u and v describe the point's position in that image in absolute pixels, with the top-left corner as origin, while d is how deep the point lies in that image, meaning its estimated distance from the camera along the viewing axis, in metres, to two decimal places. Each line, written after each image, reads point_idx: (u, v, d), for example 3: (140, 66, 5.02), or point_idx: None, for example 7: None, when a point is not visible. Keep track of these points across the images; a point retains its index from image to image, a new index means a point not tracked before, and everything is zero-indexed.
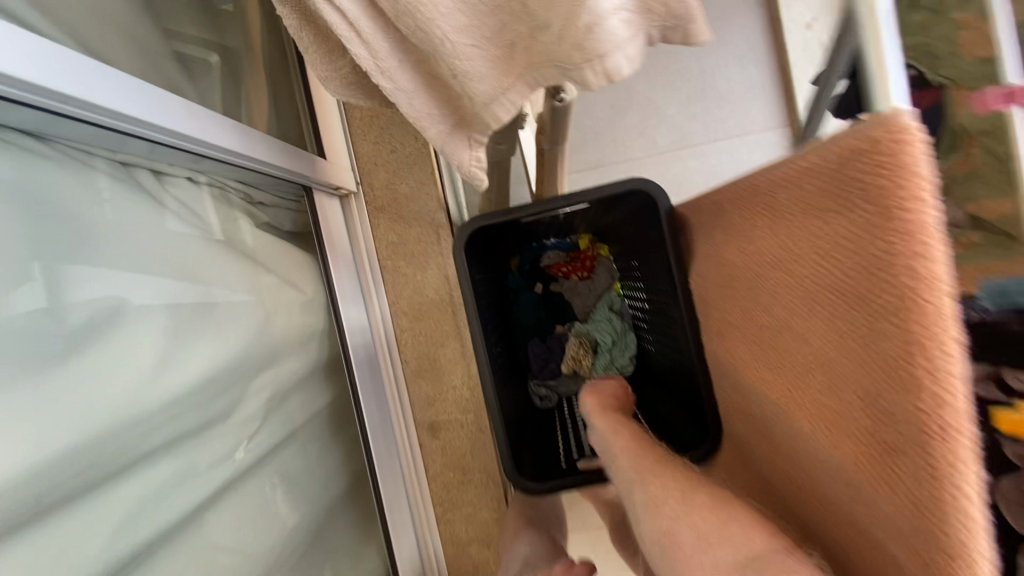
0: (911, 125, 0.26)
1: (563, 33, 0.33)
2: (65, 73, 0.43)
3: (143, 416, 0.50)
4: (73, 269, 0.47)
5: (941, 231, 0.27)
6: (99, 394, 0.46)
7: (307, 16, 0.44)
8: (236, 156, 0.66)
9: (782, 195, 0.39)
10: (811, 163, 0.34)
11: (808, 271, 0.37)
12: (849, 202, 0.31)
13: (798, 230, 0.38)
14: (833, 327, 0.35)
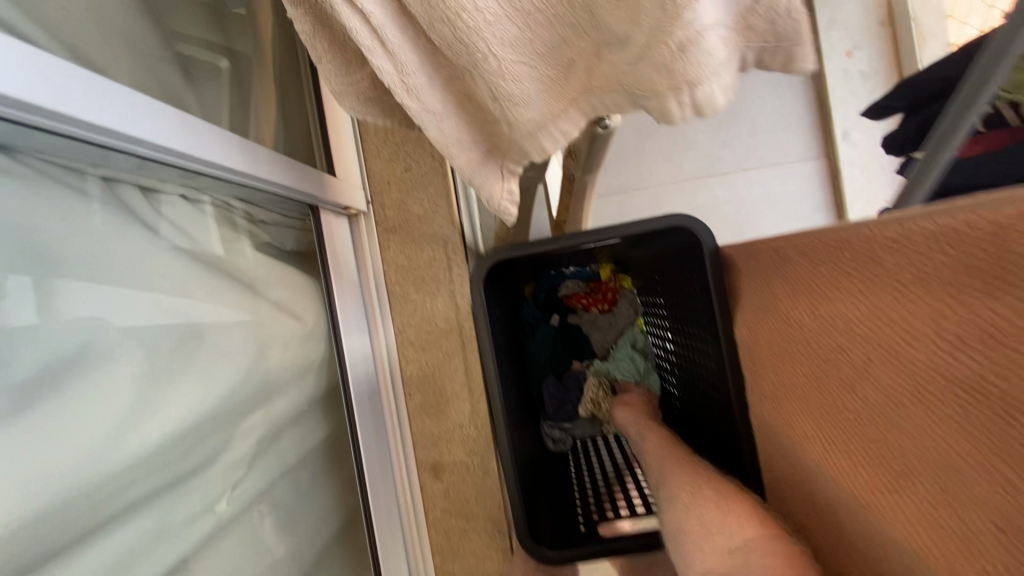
0: None
1: (645, 53, 0.32)
2: (40, 82, 0.36)
3: (110, 477, 0.42)
4: (42, 305, 0.40)
5: None
6: (59, 457, 0.39)
7: (322, 19, 0.38)
8: (240, 175, 0.59)
9: (887, 260, 0.33)
10: (947, 229, 0.28)
11: (929, 356, 0.30)
12: (1009, 286, 0.24)
13: (910, 305, 0.31)
14: (967, 432, 0.28)
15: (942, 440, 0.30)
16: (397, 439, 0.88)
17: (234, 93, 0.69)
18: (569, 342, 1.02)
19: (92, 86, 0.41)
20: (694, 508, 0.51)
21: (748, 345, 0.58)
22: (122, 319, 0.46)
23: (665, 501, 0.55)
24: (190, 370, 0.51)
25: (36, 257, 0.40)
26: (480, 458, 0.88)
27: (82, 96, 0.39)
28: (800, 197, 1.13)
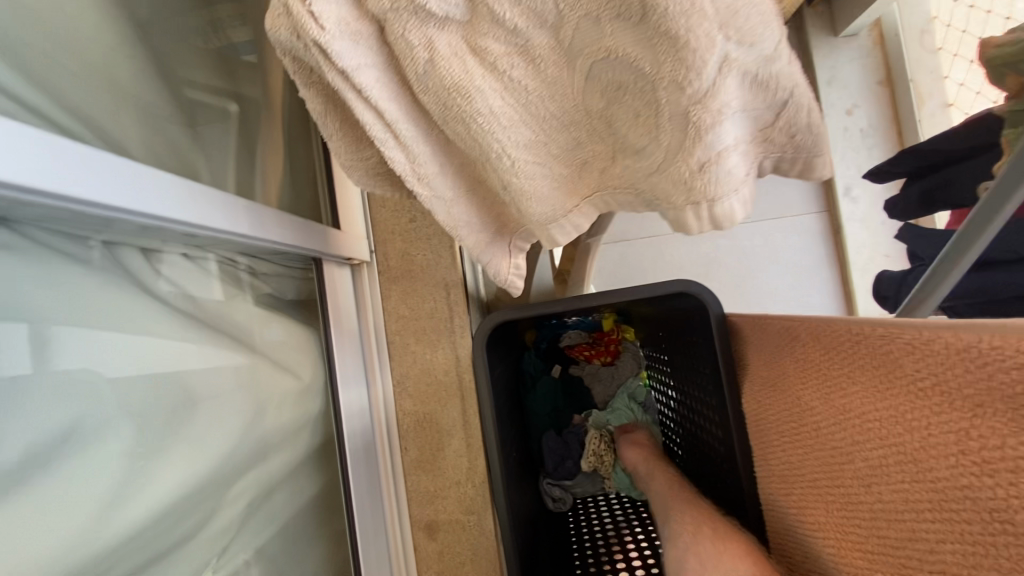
0: None
1: (663, 167, 0.32)
2: (41, 165, 0.36)
3: (90, 561, 0.40)
4: (36, 381, 0.38)
5: None
6: (41, 542, 0.37)
7: (334, 101, 0.38)
8: (245, 238, 0.59)
9: (904, 362, 0.32)
10: (977, 348, 0.27)
11: (950, 472, 0.29)
12: None
13: (930, 414, 0.30)
14: (991, 560, 0.27)
15: (961, 560, 0.29)
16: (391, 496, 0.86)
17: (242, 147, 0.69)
18: (571, 395, 1.00)
19: (95, 162, 0.40)
20: (694, 544, 0.52)
21: (756, 419, 0.56)
22: (116, 390, 0.44)
23: (668, 538, 0.56)
24: (182, 437, 0.50)
25: (27, 328, 0.39)
26: (476, 518, 0.85)
27: (84, 175, 0.39)
28: (802, 251, 1.13)
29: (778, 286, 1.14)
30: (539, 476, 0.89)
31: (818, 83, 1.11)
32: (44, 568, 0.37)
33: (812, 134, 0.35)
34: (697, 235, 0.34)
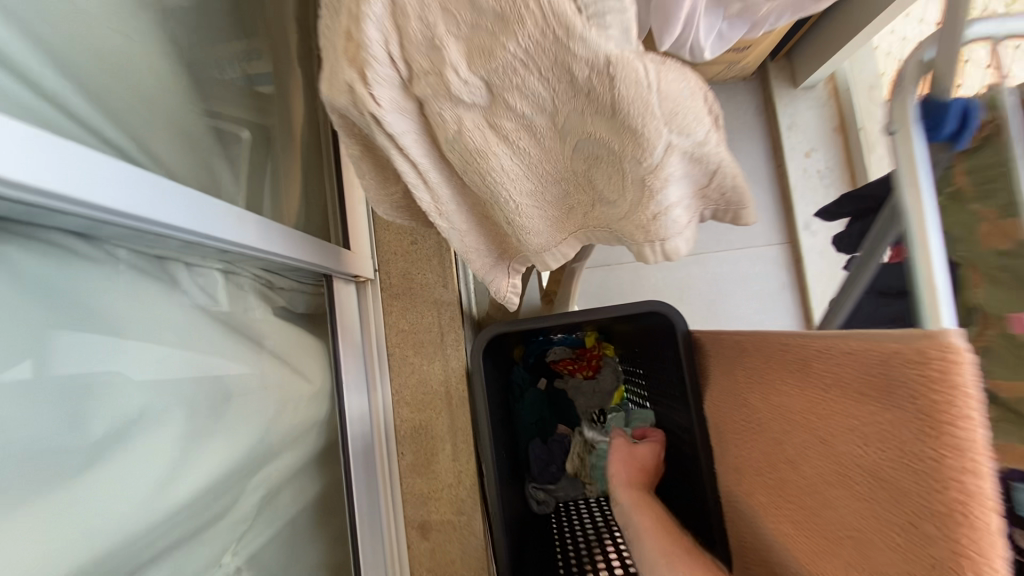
0: (961, 348, 0.28)
1: (629, 216, 0.40)
2: (126, 191, 0.43)
3: (144, 529, 0.46)
4: (107, 372, 0.45)
5: (989, 450, 0.28)
6: (108, 509, 0.43)
7: (370, 150, 0.46)
8: (270, 253, 0.67)
9: (816, 367, 0.40)
10: (853, 350, 0.36)
11: (844, 447, 0.37)
12: (894, 400, 0.32)
13: (829, 403, 0.39)
14: (871, 510, 0.35)
15: (856, 516, 0.37)
16: (387, 497, 0.92)
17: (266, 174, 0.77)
18: (555, 406, 1.07)
19: (170, 194, 0.49)
20: None
21: (714, 422, 0.65)
22: (166, 382, 0.51)
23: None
24: (216, 429, 0.56)
25: (99, 329, 0.45)
26: (465, 518, 0.92)
27: (159, 204, 0.47)
28: (766, 278, 1.24)
29: (745, 309, 1.24)
30: (526, 481, 0.96)
31: (780, 129, 1.24)
32: (110, 531, 0.43)
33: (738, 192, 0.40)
34: (652, 263, 0.43)
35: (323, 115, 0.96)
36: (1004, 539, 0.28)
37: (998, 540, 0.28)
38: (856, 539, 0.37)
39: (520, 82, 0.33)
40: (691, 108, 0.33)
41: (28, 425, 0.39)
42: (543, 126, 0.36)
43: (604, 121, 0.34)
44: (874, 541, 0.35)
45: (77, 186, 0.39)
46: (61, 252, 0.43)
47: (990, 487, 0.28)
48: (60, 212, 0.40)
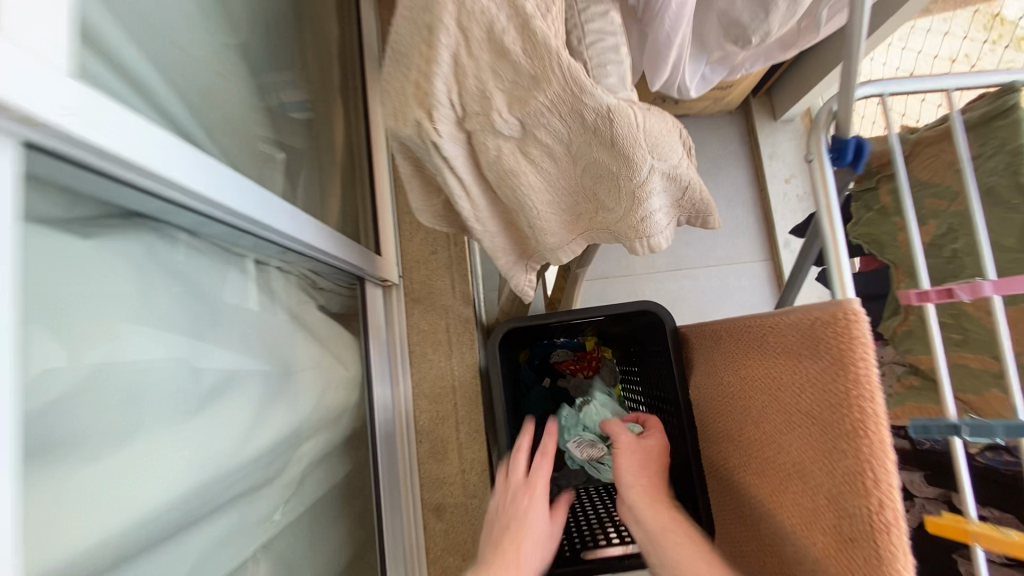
0: (858, 310, 0.40)
1: (623, 220, 0.49)
2: (233, 194, 0.55)
3: (232, 473, 0.55)
4: (210, 341, 0.55)
5: (880, 383, 0.39)
6: (212, 451, 0.52)
7: (420, 169, 0.58)
8: (317, 251, 0.79)
9: (771, 339, 0.52)
10: (791, 320, 0.47)
11: (789, 398, 0.49)
12: (817, 354, 0.44)
13: (778, 365, 0.50)
14: (808, 443, 0.46)
15: (798, 450, 0.48)
16: (407, 482, 1.01)
17: (319, 188, 0.90)
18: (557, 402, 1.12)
19: (258, 198, 0.60)
20: None
21: (697, 403, 0.76)
22: (248, 354, 0.61)
23: None
24: (280, 399, 0.66)
25: (204, 306, 0.55)
26: (476, 501, 1.02)
27: (253, 206, 0.59)
28: (750, 291, 1.36)
29: None
30: None
31: (761, 157, 1.38)
32: (214, 469, 0.52)
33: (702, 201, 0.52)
34: (641, 255, 0.53)
35: (358, 138, 1.08)
36: (891, 445, 0.39)
37: (887, 446, 0.39)
38: (799, 468, 0.48)
39: (545, 121, 0.44)
40: (668, 139, 0.45)
41: (164, 375, 0.48)
42: (557, 152, 0.47)
43: (603, 149, 0.44)
44: (810, 467, 0.46)
45: (208, 188, 0.50)
46: (180, 243, 0.54)
47: (883, 411, 0.39)
48: (186, 210, 0.51)
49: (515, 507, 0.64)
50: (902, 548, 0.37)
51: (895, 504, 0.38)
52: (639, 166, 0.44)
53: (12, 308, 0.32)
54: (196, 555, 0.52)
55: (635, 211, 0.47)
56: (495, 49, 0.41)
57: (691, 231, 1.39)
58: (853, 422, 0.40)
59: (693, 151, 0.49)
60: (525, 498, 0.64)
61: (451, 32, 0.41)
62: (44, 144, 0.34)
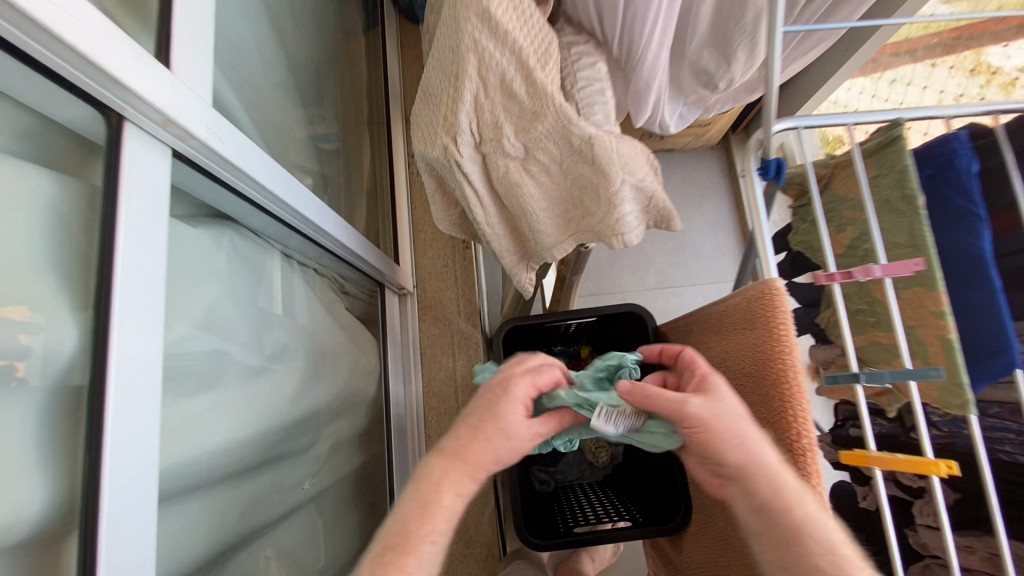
0: (779, 285, 0.53)
1: (603, 221, 0.60)
2: (294, 200, 0.68)
3: (279, 429, 0.66)
4: (270, 317, 0.67)
5: (795, 341, 0.52)
6: (270, 406, 0.64)
7: (442, 184, 0.72)
8: (351, 253, 0.92)
9: (723, 322, 0.64)
10: (736, 302, 0.60)
11: (737, 367, 0.60)
12: (753, 325, 0.56)
13: (729, 342, 0.62)
14: (751, 400, 0.58)
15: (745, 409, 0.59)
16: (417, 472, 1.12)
17: (353, 205, 1.04)
18: None
19: (310, 205, 0.74)
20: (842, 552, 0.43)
21: None
22: (295, 333, 0.73)
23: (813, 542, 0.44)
24: (315, 377, 0.77)
25: (267, 290, 0.68)
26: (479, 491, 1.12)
27: (307, 211, 0.72)
28: None
29: None
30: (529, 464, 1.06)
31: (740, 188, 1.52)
32: (269, 422, 0.63)
33: (666, 208, 0.62)
34: (616, 250, 0.63)
35: (381, 165, 1.23)
36: (805, 389, 0.51)
37: (803, 389, 0.51)
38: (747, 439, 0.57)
39: (542, 144, 0.58)
40: (635, 159, 0.57)
41: (243, 338, 0.60)
42: (551, 169, 0.60)
43: (586, 166, 0.57)
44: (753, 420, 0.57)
45: (279, 192, 0.63)
46: (251, 239, 0.66)
47: (799, 364, 0.51)
48: (260, 210, 0.64)
49: (495, 407, 0.51)
50: (816, 467, 0.48)
51: (810, 434, 0.49)
52: (613, 178, 0.56)
53: (162, 267, 0.45)
54: (251, 495, 0.64)
55: (612, 214, 0.59)
56: (506, 93, 0.56)
57: (677, 253, 1.52)
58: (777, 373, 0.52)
59: (660, 170, 0.60)
60: (508, 397, 0.51)
61: (474, 79, 0.55)
62: (187, 156, 0.48)
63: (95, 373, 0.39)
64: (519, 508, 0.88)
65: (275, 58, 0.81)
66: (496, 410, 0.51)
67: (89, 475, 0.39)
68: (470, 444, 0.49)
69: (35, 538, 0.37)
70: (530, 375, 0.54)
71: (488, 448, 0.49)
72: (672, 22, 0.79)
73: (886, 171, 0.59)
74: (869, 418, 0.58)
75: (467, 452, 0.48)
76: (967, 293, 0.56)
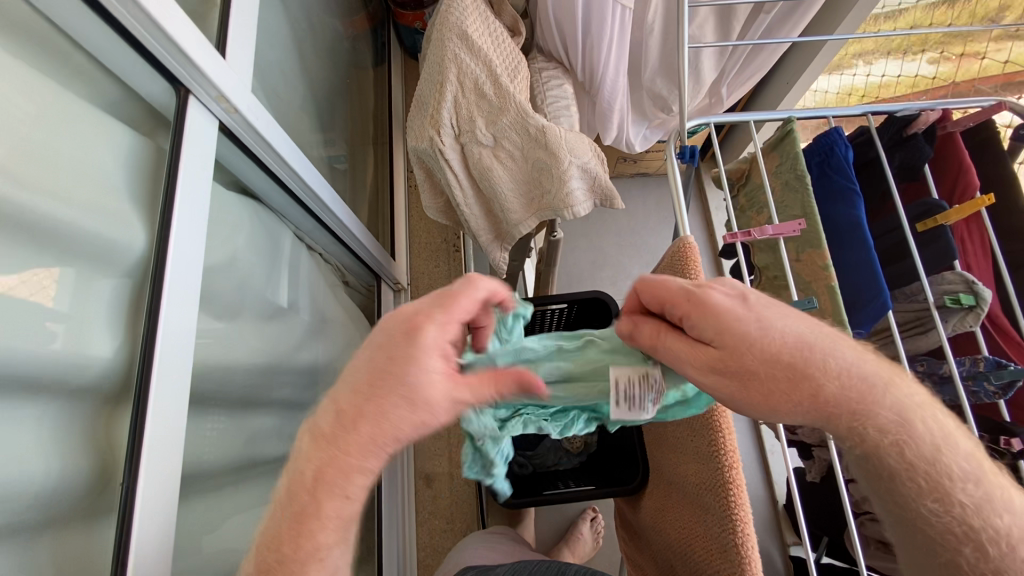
0: (688, 239, 0.67)
1: (557, 194, 0.73)
2: (304, 183, 0.83)
3: (274, 372, 0.77)
4: (280, 277, 0.80)
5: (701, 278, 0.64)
6: (268, 348, 0.75)
7: (428, 173, 0.87)
8: (351, 241, 1.05)
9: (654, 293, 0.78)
10: (660, 268, 0.73)
11: None
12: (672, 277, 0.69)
13: None
14: None
15: None
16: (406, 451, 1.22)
17: (357, 205, 1.19)
18: None
19: (320, 190, 0.89)
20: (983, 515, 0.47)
21: None
22: (297, 297, 0.85)
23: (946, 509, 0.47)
24: (310, 340, 0.88)
25: (281, 255, 0.81)
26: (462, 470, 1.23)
27: (314, 194, 0.87)
28: None
29: None
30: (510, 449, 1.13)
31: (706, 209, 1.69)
32: (263, 362, 0.74)
33: (608, 187, 0.76)
34: (569, 221, 0.76)
35: (383, 177, 1.39)
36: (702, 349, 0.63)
37: None
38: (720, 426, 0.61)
39: (504, 130, 0.73)
40: (580, 145, 0.72)
41: (255, 288, 0.73)
42: (515, 155, 0.75)
43: (541, 150, 0.72)
44: None
45: (294, 170, 0.78)
46: (270, 212, 0.80)
47: None
48: (277, 186, 0.79)
49: (396, 365, 0.42)
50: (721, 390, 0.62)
51: None
52: (562, 159, 0.71)
53: (200, 206, 0.58)
54: (256, 426, 0.75)
55: (563, 189, 0.72)
56: (479, 93, 0.73)
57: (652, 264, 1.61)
58: None
59: (603, 158, 0.75)
60: (416, 349, 0.42)
61: (454, 84, 0.73)
62: (228, 127, 0.63)
63: (156, 274, 0.53)
64: None
65: (299, 75, 0.98)
66: (399, 364, 0.41)
67: (144, 353, 0.51)
68: (354, 412, 0.41)
69: (100, 396, 0.49)
70: (440, 313, 0.43)
71: (392, 410, 0.41)
72: (625, 51, 0.95)
73: (785, 159, 0.74)
74: None
75: (364, 413, 0.41)
76: (849, 254, 0.68)
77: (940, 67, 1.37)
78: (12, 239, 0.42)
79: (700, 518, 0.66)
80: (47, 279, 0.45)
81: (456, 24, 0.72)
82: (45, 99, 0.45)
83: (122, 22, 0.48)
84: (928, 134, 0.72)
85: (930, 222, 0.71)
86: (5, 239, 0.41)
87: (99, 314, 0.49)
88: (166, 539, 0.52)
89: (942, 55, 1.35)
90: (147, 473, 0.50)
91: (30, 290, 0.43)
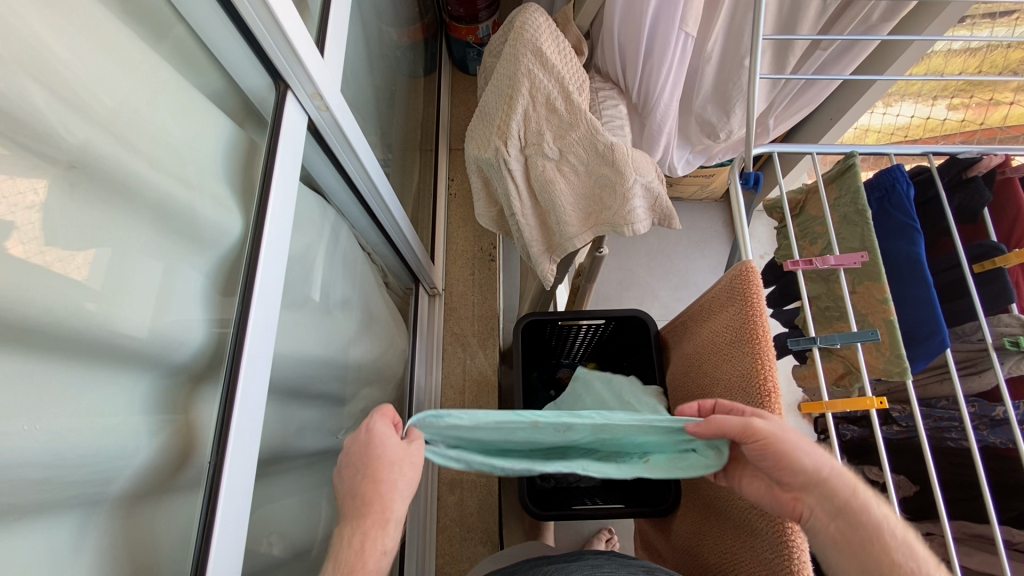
0: (749, 259, 0.67)
1: (618, 208, 0.75)
2: (368, 185, 0.86)
3: (323, 367, 0.78)
4: (334, 272, 0.82)
5: (763, 302, 0.65)
6: (320, 342, 0.76)
7: (484, 183, 0.88)
8: (401, 243, 1.07)
9: (703, 332, 0.78)
10: (717, 291, 0.74)
11: (716, 370, 0.73)
12: (730, 303, 0.70)
13: (707, 344, 0.76)
14: (728, 384, 0.69)
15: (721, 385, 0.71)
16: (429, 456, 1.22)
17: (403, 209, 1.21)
18: None
19: (383, 189, 0.91)
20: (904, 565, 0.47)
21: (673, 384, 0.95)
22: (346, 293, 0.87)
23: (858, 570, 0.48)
24: (355, 337, 0.90)
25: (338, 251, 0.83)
26: (486, 478, 1.23)
27: (374, 194, 0.89)
28: None
29: None
30: None
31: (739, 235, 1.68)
32: (315, 356, 0.75)
33: (667, 207, 0.78)
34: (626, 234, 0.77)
35: (425, 181, 1.41)
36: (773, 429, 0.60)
37: None
38: (744, 379, 0.65)
39: (570, 141, 0.75)
40: (646, 164, 0.74)
41: (315, 282, 0.75)
42: (579, 169, 0.77)
43: (607, 167, 0.74)
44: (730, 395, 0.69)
45: (365, 167, 0.82)
46: (337, 211, 0.83)
47: (767, 325, 0.64)
48: (345, 183, 0.81)
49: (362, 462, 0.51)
50: None
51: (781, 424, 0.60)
52: (628, 176, 0.72)
53: (289, 200, 0.61)
54: (305, 418, 0.76)
55: (626, 206, 0.74)
56: (550, 108, 0.75)
57: (681, 289, 1.59)
58: (754, 347, 0.64)
59: (664, 178, 0.77)
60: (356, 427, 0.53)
61: (526, 97, 0.75)
62: (314, 125, 0.67)
63: (249, 258, 0.56)
64: (524, 486, 0.99)
65: (363, 76, 1.01)
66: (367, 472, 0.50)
67: (235, 338, 0.54)
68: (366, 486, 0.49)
69: (167, 377, 0.50)
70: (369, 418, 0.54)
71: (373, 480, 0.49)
72: (681, 77, 0.98)
73: (845, 193, 0.75)
74: (821, 374, 0.68)
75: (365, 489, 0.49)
76: (907, 289, 0.70)
77: (965, 112, 1.42)
78: (107, 207, 0.43)
79: (746, 542, 0.65)
80: (82, 258, 0.41)
81: (531, 40, 0.74)
82: (147, 67, 0.46)
83: (239, 10, 0.51)
84: (988, 178, 0.74)
85: (987, 263, 0.72)
86: (108, 203, 0.43)
87: (176, 293, 0.50)
88: (239, 515, 0.53)
89: (965, 104, 1.41)
90: (230, 452, 0.52)
91: (67, 270, 0.40)
